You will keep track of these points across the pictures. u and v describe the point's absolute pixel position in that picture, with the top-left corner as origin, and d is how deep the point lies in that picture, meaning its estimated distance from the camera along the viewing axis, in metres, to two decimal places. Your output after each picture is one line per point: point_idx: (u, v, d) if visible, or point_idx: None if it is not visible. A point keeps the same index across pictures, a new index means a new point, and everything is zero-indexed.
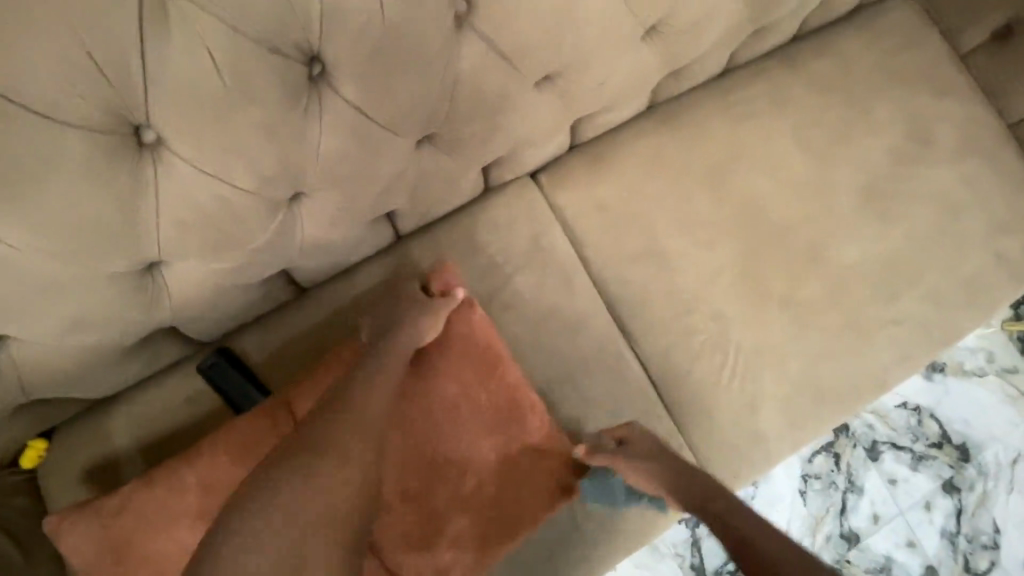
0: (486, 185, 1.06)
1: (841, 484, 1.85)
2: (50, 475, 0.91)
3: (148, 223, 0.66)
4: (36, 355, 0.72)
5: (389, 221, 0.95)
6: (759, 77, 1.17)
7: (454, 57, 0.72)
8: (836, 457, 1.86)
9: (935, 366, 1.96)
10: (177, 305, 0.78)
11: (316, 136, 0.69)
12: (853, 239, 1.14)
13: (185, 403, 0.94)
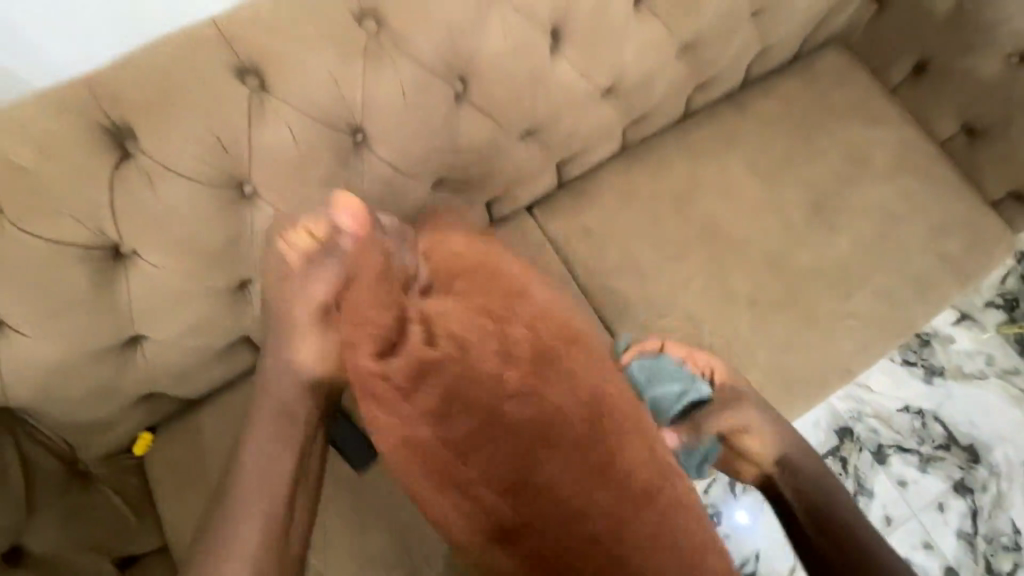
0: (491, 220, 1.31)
1: (853, 488, 1.91)
2: (154, 461, 1.13)
3: (244, 250, 0.92)
4: (158, 356, 0.97)
5: None
6: (713, 119, 1.41)
7: (457, 122, 0.98)
8: (843, 460, 1.93)
9: (935, 371, 2.03)
10: (257, 316, 1.03)
11: (359, 184, 0.95)
12: (806, 247, 1.34)
13: (257, 402, 1.17)
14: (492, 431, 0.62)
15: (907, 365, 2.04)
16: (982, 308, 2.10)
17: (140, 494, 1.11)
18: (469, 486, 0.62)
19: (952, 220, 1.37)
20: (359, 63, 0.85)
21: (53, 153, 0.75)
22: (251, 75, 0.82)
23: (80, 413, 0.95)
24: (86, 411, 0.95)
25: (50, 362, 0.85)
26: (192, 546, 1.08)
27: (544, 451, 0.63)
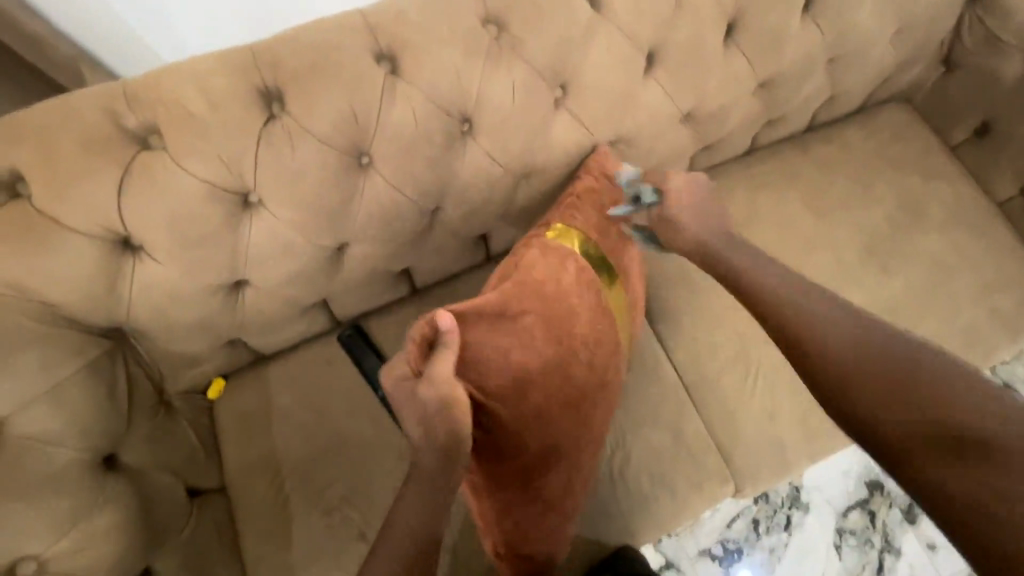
0: None
1: (879, 542, 1.79)
2: (225, 405, 1.21)
3: (350, 214, 1.01)
4: (255, 301, 1.06)
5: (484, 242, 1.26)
6: (776, 156, 1.49)
7: (552, 125, 1.08)
8: (872, 515, 1.82)
9: None
10: (344, 278, 1.12)
11: (457, 169, 1.05)
12: (858, 285, 1.38)
13: (323, 364, 1.24)
14: (524, 403, 0.99)
15: None
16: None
17: (208, 434, 1.18)
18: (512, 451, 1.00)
19: (1005, 279, 1.40)
20: (479, 61, 0.97)
21: (219, 106, 0.87)
22: (385, 59, 0.94)
23: (180, 343, 1.04)
24: (185, 342, 1.05)
25: (171, 289, 0.95)
26: (249, 489, 1.14)
27: (564, 428, 1.03)
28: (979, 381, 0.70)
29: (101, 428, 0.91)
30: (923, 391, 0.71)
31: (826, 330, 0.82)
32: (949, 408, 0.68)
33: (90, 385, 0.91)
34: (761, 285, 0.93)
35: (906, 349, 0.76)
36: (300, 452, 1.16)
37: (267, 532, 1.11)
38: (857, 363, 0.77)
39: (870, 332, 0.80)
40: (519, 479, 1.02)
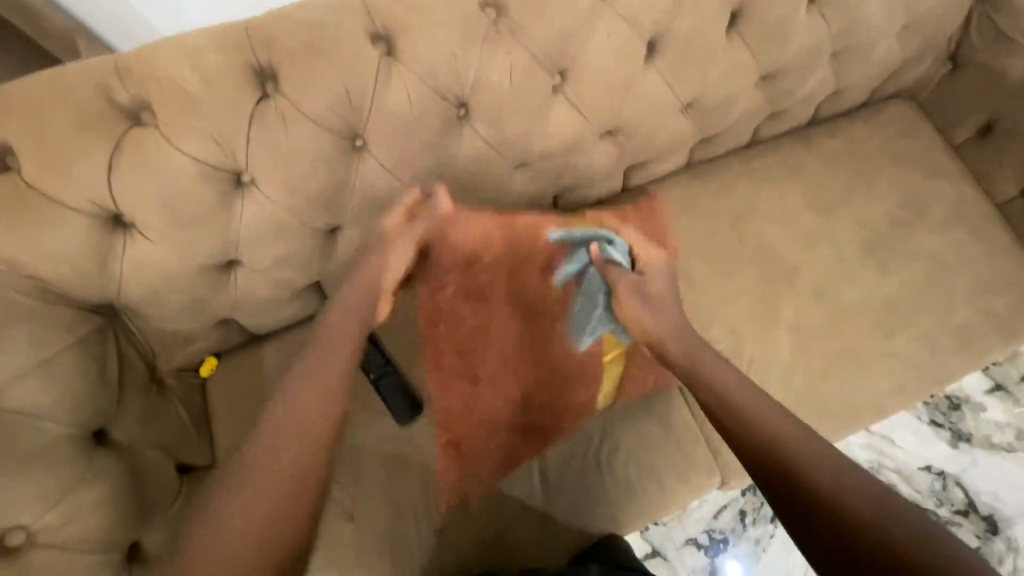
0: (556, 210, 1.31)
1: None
2: (218, 383, 1.22)
3: (345, 196, 1.01)
4: (248, 282, 1.06)
5: None
6: (777, 150, 1.47)
7: (550, 112, 1.06)
8: None
9: (961, 435, 1.92)
10: (338, 261, 1.12)
11: (453, 155, 1.04)
12: (853, 282, 1.38)
13: (316, 346, 1.25)
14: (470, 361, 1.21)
15: (933, 426, 1.94)
16: (1019, 382, 1.96)
17: (200, 413, 1.19)
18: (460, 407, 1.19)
19: (1001, 280, 1.40)
20: (477, 44, 0.95)
21: (212, 84, 0.86)
22: (381, 40, 0.92)
23: (172, 321, 1.05)
24: (177, 321, 1.05)
25: (163, 267, 0.95)
26: (238, 467, 1.15)
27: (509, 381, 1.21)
28: (899, 499, 0.77)
29: (91, 404, 0.91)
30: (864, 505, 0.76)
31: (773, 428, 0.86)
32: (881, 512, 0.75)
33: (82, 359, 0.91)
34: (709, 373, 0.96)
35: (837, 457, 0.82)
36: None
37: None
38: (805, 472, 0.80)
39: (811, 437, 0.85)
40: (462, 439, 1.18)
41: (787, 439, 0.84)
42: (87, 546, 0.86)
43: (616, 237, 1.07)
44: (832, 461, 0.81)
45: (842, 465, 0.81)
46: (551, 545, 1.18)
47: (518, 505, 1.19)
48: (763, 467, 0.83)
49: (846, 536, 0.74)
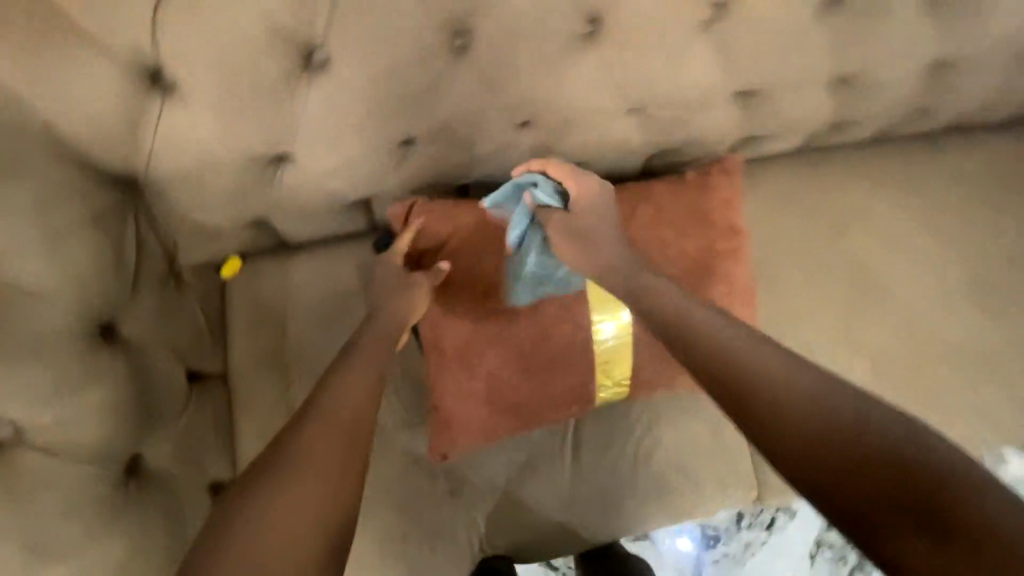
0: (651, 165, 1.13)
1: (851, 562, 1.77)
2: (240, 288, 1.09)
3: (428, 105, 0.83)
4: (295, 184, 0.90)
5: None
6: (903, 153, 1.28)
7: (689, 52, 0.87)
8: None
9: None
10: (400, 180, 0.95)
11: (563, 82, 0.86)
12: (952, 319, 1.22)
13: (353, 269, 1.11)
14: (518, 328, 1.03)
15: None
16: None
17: (216, 315, 1.08)
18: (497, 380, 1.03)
19: None
20: None
21: None
22: None
23: (205, 213, 0.90)
24: (210, 213, 0.91)
25: (204, 147, 0.80)
26: (252, 383, 1.06)
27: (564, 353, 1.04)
28: (934, 433, 0.62)
29: (103, 293, 0.79)
30: (918, 470, 0.58)
31: (767, 380, 0.71)
32: (918, 449, 0.60)
33: (97, 240, 0.79)
34: (703, 329, 0.78)
35: (819, 382, 0.69)
36: (315, 358, 1.08)
37: (267, 430, 1.04)
38: (822, 433, 0.64)
39: (815, 391, 0.68)
40: (503, 405, 1.03)
41: (801, 394, 0.68)
42: (91, 456, 0.77)
43: (540, 178, 0.92)
44: (845, 413, 0.65)
45: (877, 415, 0.64)
46: (567, 526, 1.11)
47: (541, 481, 1.11)
48: (770, 439, 0.67)
49: (901, 508, 0.57)
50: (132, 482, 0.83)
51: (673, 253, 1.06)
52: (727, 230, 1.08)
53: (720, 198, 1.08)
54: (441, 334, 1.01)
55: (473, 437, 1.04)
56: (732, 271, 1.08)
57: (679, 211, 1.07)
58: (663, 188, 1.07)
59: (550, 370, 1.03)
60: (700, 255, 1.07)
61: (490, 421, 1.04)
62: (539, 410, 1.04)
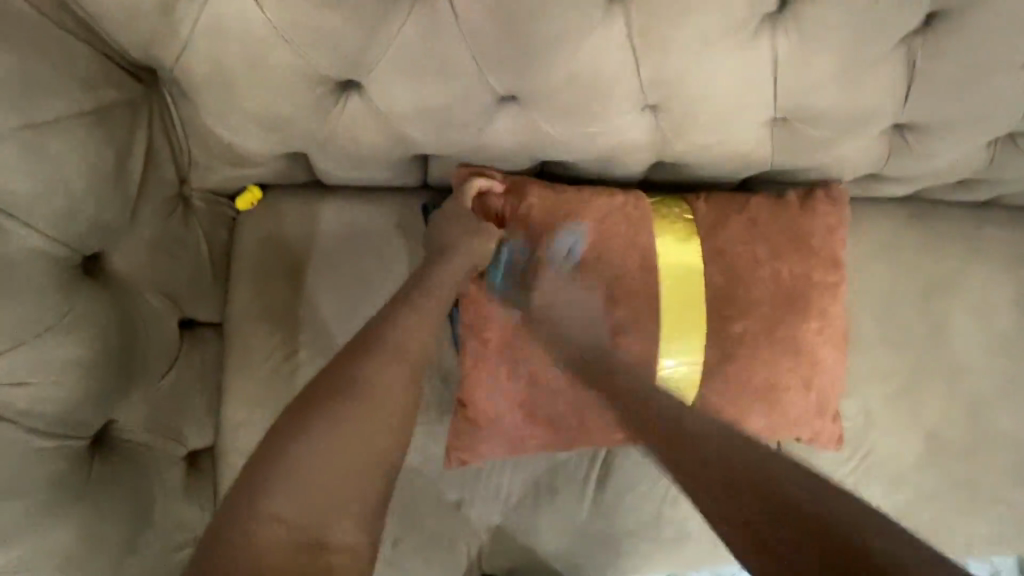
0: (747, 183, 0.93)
1: None
2: (254, 226, 0.91)
3: (551, 61, 0.66)
4: (357, 119, 0.72)
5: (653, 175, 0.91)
6: (1017, 227, 1.14)
7: (874, 66, 0.71)
8: None
9: None
10: (482, 142, 0.77)
11: (718, 69, 0.69)
12: (1018, 414, 1.11)
13: (393, 230, 0.94)
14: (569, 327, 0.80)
15: None
16: None
17: (222, 254, 0.90)
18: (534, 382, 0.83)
19: None
20: None
21: None
22: None
23: (240, 132, 0.72)
24: (245, 132, 0.72)
25: (258, 47, 0.62)
26: (253, 343, 0.90)
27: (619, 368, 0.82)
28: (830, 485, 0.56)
29: (92, 218, 0.65)
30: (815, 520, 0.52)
31: (688, 430, 0.67)
32: (810, 507, 0.53)
33: (87, 151, 0.63)
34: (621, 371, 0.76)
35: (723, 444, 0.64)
36: (332, 324, 0.91)
37: (259, 398, 0.89)
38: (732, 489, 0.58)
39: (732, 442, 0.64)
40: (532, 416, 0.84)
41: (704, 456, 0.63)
42: (51, 426, 0.64)
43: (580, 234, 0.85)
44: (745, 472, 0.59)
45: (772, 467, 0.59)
46: (572, 556, 0.99)
47: (556, 504, 0.98)
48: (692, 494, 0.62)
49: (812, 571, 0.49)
50: (96, 457, 0.71)
51: (766, 278, 0.83)
52: (829, 261, 0.85)
53: (824, 224, 0.85)
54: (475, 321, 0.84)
55: (500, 447, 0.87)
56: (831, 308, 0.85)
57: (779, 230, 0.84)
58: (763, 203, 0.85)
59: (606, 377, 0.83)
60: (797, 284, 0.83)
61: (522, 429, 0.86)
62: (586, 423, 0.85)
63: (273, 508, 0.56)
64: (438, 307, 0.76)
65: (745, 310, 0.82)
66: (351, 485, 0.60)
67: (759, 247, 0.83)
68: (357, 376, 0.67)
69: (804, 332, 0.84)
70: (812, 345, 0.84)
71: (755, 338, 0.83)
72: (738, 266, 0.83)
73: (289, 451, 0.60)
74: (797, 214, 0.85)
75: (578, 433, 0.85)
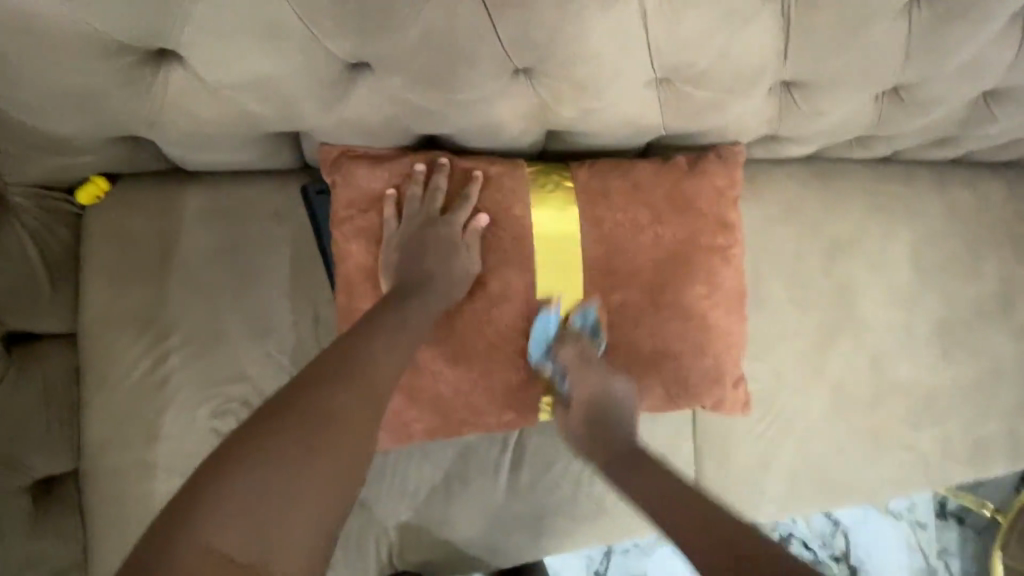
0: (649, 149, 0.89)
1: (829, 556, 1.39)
2: (99, 221, 0.81)
3: (398, 24, 0.59)
4: (186, 95, 0.63)
5: (545, 143, 0.84)
6: (911, 179, 1.16)
7: (749, 19, 0.67)
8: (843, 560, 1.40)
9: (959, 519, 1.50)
10: (343, 117, 0.70)
11: (587, 27, 0.64)
12: (913, 358, 1.15)
13: (267, 217, 0.86)
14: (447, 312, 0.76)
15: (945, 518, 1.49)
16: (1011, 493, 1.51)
17: (67, 254, 0.81)
18: (421, 371, 0.77)
19: None
20: None
21: None
22: None
23: (46, 114, 0.64)
24: (54, 113, 0.64)
25: (41, 15, 0.53)
26: (103, 351, 0.80)
27: (507, 356, 0.78)
28: None
29: None
30: None
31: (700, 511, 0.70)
32: None
33: None
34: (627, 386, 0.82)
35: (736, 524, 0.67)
36: (198, 324, 0.83)
37: (125, 411, 0.80)
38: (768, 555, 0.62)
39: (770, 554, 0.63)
40: (419, 405, 0.79)
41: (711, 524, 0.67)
42: None
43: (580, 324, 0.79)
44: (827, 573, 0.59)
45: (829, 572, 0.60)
46: (488, 542, 0.97)
47: (468, 492, 0.95)
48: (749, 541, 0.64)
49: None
50: None
51: (647, 242, 0.80)
52: (717, 224, 0.83)
53: (713, 186, 0.83)
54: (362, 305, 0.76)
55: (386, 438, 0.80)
56: (719, 272, 0.82)
57: (663, 193, 0.81)
58: (648, 167, 0.81)
59: (492, 360, 0.78)
60: (679, 248, 0.81)
61: (408, 413, 0.79)
62: (470, 405, 0.79)
63: (231, 527, 0.49)
64: (406, 318, 0.69)
65: (628, 273, 0.80)
66: (312, 499, 0.54)
67: (641, 211, 0.80)
68: (334, 386, 0.60)
69: (692, 298, 0.81)
70: (701, 309, 0.82)
71: (638, 303, 0.80)
72: (617, 233, 0.79)
73: (261, 459, 0.53)
74: (682, 181, 0.82)
75: (467, 419, 0.80)
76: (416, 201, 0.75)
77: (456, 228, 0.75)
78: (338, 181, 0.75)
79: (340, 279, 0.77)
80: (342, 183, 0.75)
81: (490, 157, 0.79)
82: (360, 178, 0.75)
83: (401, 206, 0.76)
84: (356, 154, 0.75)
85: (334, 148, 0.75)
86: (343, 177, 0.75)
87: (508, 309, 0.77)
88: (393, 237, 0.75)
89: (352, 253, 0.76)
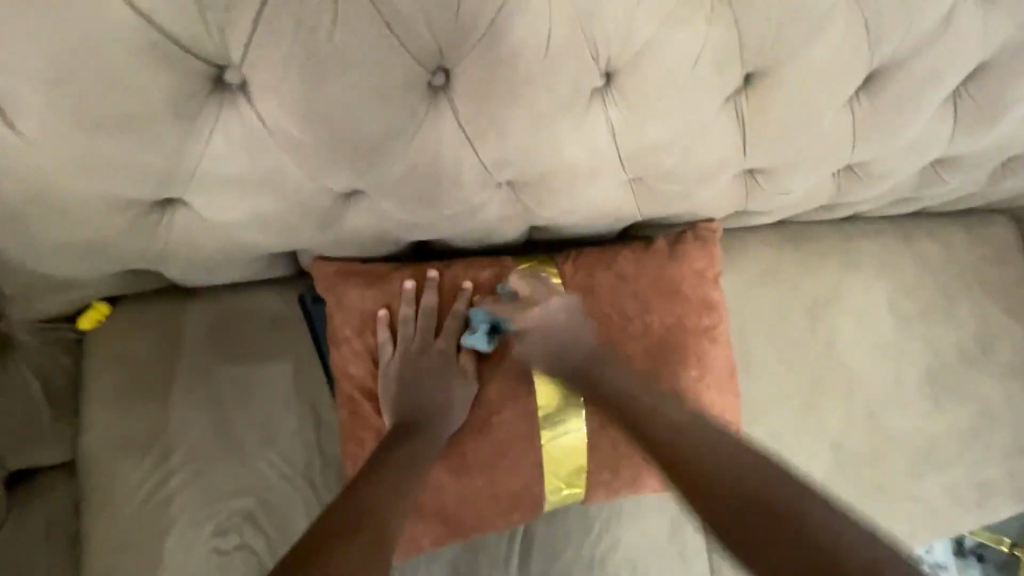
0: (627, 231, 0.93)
1: None
2: (98, 345, 0.83)
3: (388, 157, 0.64)
4: (188, 233, 0.67)
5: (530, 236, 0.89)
6: (879, 234, 1.22)
7: (708, 124, 0.74)
8: None
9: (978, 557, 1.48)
10: (339, 236, 0.74)
11: (561, 145, 0.69)
12: (905, 407, 1.17)
13: (266, 325, 0.87)
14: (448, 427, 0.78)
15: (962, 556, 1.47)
16: None
17: (68, 382, 0.83)
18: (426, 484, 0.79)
19: None
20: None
21: None
22: None
23: (57, 261, 0.68)
24: (61, 256, 0.67)
25: (58, 180, 0.58)
26: (98, 477, 0.80)
27: (509, 464, 0.80)
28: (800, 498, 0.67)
29: None
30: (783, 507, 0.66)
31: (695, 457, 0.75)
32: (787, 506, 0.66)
33: None
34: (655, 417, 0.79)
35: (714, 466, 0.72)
36: (197, 441, 0.83)
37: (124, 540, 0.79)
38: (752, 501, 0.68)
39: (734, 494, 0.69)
40: (426, 517, 0.80)
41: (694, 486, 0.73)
42: None
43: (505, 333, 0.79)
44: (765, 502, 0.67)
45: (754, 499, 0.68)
46: None
47: None
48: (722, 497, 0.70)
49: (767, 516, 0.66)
50: None
51: (637, 330, 0.83)
52: (701, 304, 0.86)
53: (694, 268, 0.87)
54: (366, 423, 0.79)
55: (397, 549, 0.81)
56: (707, 353, 0.86)
57: (650, 282, 0.84)
58: (630, 255, 0.85)
59: (493, 463, 0.79)
60: (669, 334, 0.84)
61: (414, 518, 0.79)
62: (474, 506, 0.80)
63: None
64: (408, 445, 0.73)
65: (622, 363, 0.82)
66: None
67: (629, 303, 0.83)
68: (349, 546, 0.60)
69: (686, 384, 0.84)
70: (695, 392, 0.85)
71: None
72: (608, 326, 0.83)
73: None
74: (664, 266, 0.85)
75: (474, 523, 0.81)
76: (410, 320, 0.78)
77: (450, 344, 0.78)
78: (335, 307, 0.78)
79: (343, 401, 0.80)
80: (339, 308, 0.78)
81: (480, 264, 0.82)
82: (356, 303, 0.78)
83: (395, 325, 0.79)
84: (349, 276, 0.78)
85: (328, 274, 0.78)
86: (339, 302, 0.78)
87: (506, 411, 0.79)
88: (391, 356, 0.78)
89: (354, 374, 0.79)
